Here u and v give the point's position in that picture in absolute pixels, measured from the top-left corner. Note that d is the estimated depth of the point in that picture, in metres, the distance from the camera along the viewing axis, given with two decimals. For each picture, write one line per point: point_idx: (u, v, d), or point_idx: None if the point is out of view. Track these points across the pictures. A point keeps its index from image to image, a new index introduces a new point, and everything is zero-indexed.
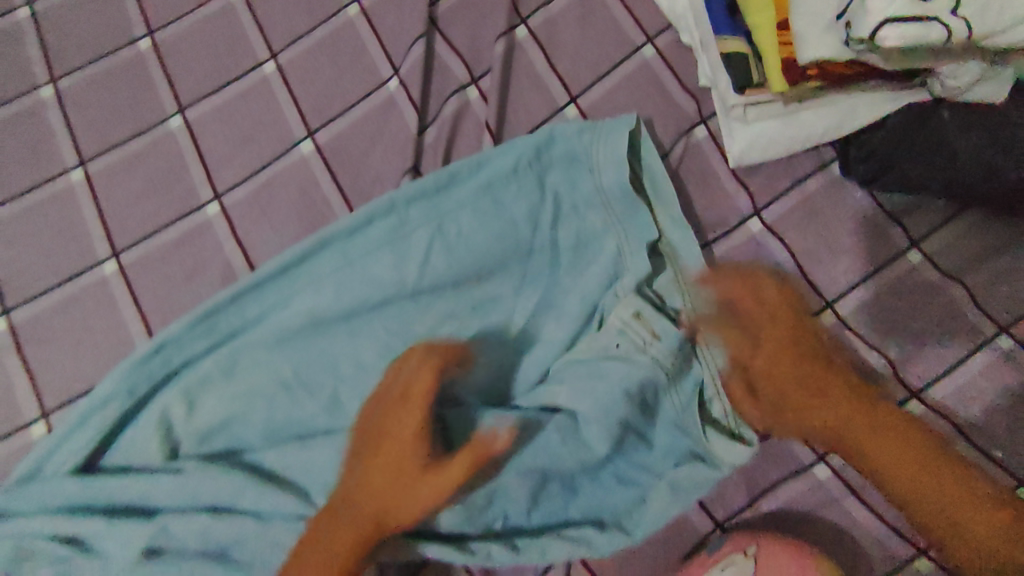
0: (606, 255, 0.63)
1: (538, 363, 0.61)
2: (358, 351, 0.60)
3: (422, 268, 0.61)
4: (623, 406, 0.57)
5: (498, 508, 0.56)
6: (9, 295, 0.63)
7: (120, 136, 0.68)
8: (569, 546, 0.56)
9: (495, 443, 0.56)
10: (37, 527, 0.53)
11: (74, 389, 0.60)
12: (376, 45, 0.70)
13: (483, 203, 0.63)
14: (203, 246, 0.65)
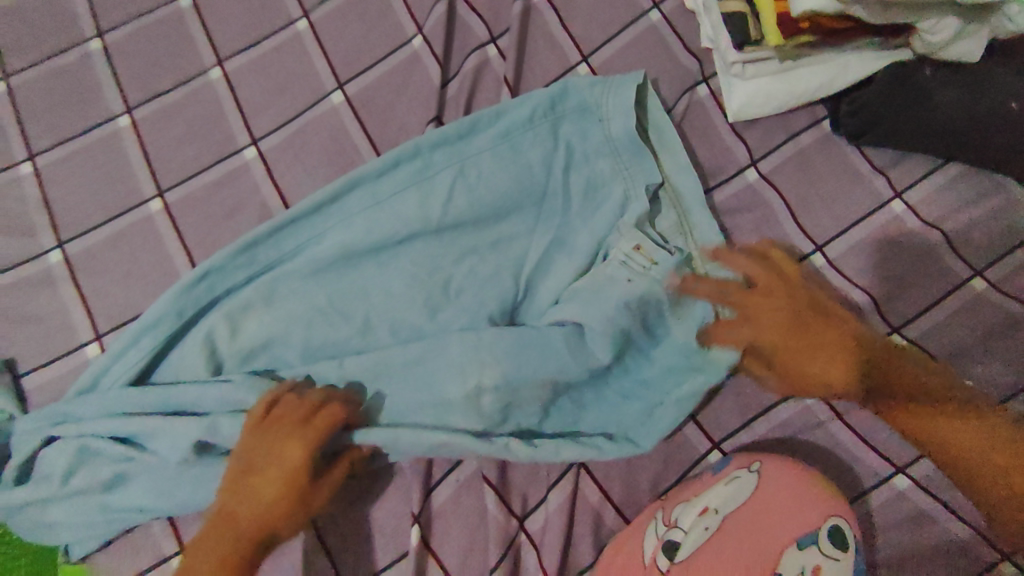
0: (614, 200, 0.68)
1: (552, 290, 0.68)
2: (386, 282, 0.65)
3: (445, 206, 0.66)
4: (623, 317, 0.63)
5: (514, 421, 0.63)
6: (62, 229, 0.69)
7: (163, 86, 0.73)
8: (580, 449, 0.62)
9: (510, 358, 0.62)
10: (100, 429, 0.60)
11: (125, 314, 0.66)
12: (401, 5, 0.76)
13: (502, 149, 0.68)
14: (242, 187, 0.70)
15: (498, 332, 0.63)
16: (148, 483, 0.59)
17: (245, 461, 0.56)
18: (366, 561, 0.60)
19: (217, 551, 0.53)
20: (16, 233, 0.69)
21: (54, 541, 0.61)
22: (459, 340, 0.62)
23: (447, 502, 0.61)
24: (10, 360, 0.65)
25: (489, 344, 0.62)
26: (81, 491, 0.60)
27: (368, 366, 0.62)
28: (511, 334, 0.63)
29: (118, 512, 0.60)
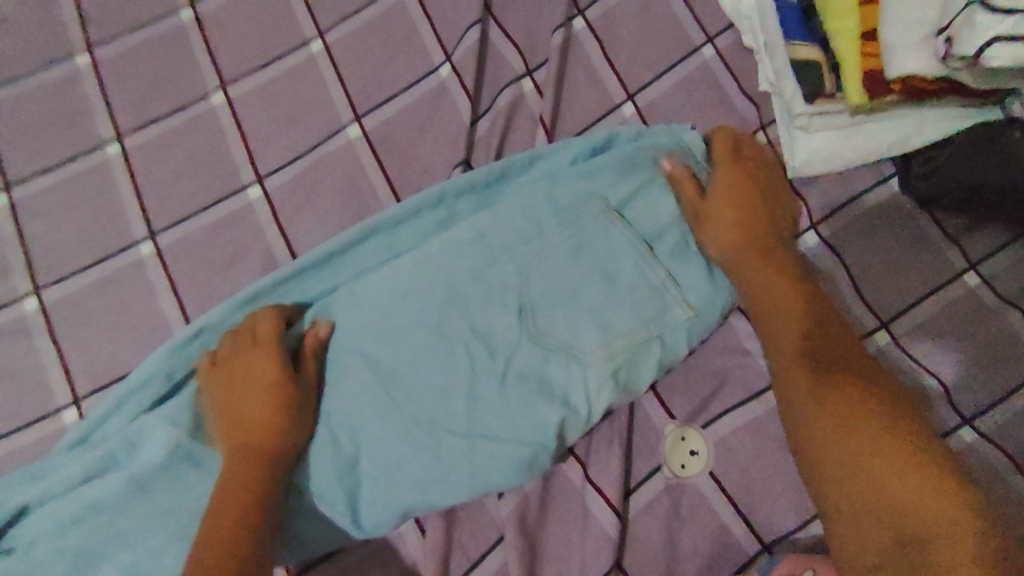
0: (629, 245, 0.58)
1: (566, 313, 0.56)
2: (405, 327, 0.56)
3: (451, 239, 0.58)
4: (593, 204, 0.59)
5: (478, 315, 0.57)
6: (42, 272, 0.61)
7: (160, 111, 0.66)
8: (549, 281, 0.57)
9: (493, 299, 0.57)
10: (65, 505, 0.52)
11: (111, 375, 0.58)
12: (428, 30, 0.68)
13: (523, 189, 0.60)
14: (245, 231, 0.62)
15: (494, 295, 0.57)
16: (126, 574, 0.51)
17: (219, 402, 0.53)
18: None
19: (236, 480, 0.50)
20: None
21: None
22: (464, 323, 0.56)
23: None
24: None
25: (501, 343, 0.56)
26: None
27: (361, 347, 0.56)
28: (517, 334, 0.56)
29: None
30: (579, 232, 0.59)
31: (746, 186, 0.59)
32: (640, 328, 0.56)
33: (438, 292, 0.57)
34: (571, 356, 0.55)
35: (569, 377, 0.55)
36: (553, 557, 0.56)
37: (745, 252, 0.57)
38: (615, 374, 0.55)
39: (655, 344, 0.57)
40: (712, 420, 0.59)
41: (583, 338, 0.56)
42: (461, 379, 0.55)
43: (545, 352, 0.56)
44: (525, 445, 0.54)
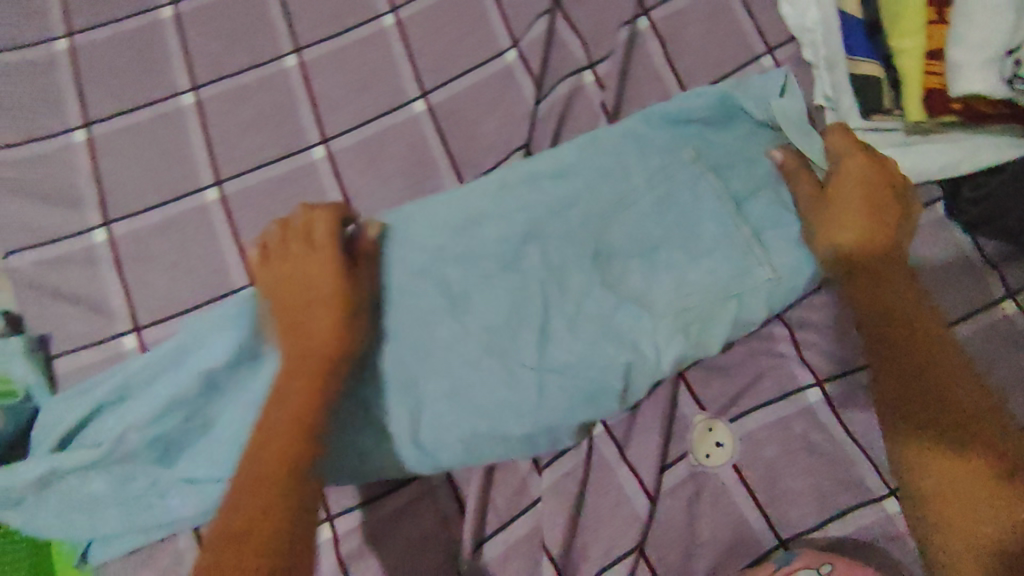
0: (708, 210, 0.62)
1: (642, 268, 0.61)
2: (479, 268, 0.60)
3: (532, 196, 0.61)
4: (678, 168, 0.63)
5: (559, 261, 0.60)
6: (111, 208, 0.64)
7: (235, 67, 0.69)
8: (631, 232, 0.61)
9: (572, 253, 0.61)
10: (137, 420, 0.54)
11: (172, 310, 0.61)
12: (497, 16, 0.71)
13: (594, 157, 0.63)
14: (308, 187, 0.65)
15: (575, 237, 0.61)
16: (204, 465, 0.54)
17: (280, 317, 0.53)
18: None
19: (290, 401, 0.50)
20: (62, 205, 0.64)
21: (73, 531, 0.55)
22: (541, 265, 0.60)
23: (496, 561, 0.57)
24: (44, 337, 0.60)
25: (575, 286, 0.60)
26: (127, 471, 0.54)
27: (438, 283, 0.59)
28: (591, 281, 0.60)
29: (166, 494, 0.55)
30: (661, 193, 0.62)
31: (884, 180, 0.59)
32: (718, 287, 0.60)
33: (518, 241, 0.60)
34: (642, 308, 0.60)
35: (642, 326, 0.59)
36: (581, 528, 0.57)
37: (863, 256, 0.59)
38: (681, 331, 0.59)
39: (732, 301, 0.60)
40: (742, 413, 0.60)
41: (656, 294, 0.60)
42: (538, 315, 0.59)
43: (620, 300, 0.60)
44: (591, 386, 0.58)
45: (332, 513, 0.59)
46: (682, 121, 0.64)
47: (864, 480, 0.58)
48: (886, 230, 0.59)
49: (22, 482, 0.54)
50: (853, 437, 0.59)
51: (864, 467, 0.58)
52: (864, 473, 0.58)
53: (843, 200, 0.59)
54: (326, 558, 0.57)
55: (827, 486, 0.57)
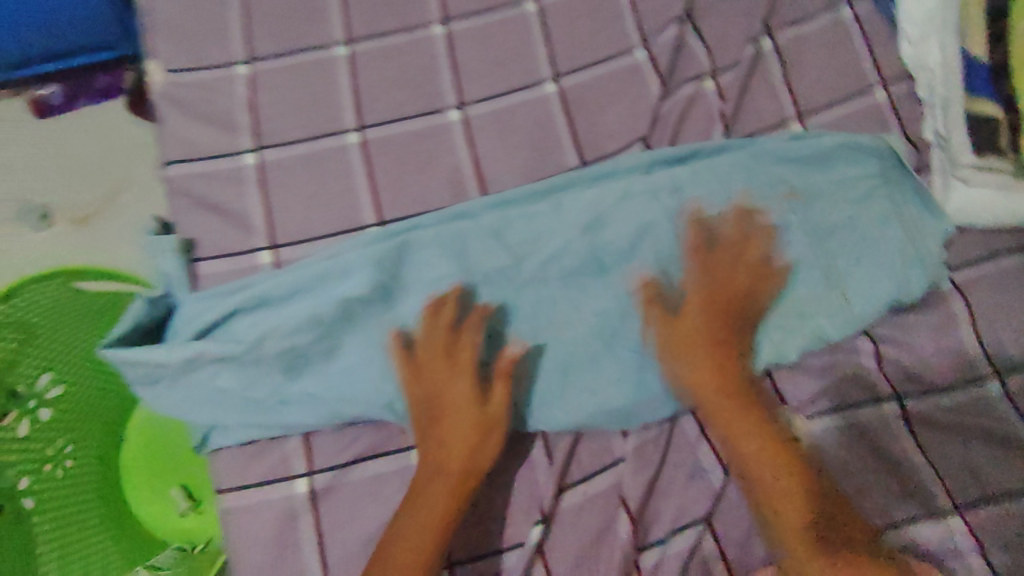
0: (800, 236, 0.66)
1: (736, 276, 0.65)
2: (594, 257, 0.66)
3: (649, 199, 0.67)
4: (778, 191, 0.67)
5: (662, 257, 0.66)
6: (264, 136, 0.70)
7: (387, 29, 0.75)
8: (728, 244, 0.66)
9: (679, 252, 0.66)
10: (275, 332, 0.59)
11: (307, 234, 0.66)
12: (631, 17, 0.76)
13: (704, 171, 0.68)
14: (440, 144, 0.70)
15: (680, 240, 0.66)
16: (328, 385, 0.60)
17: (416, 411, 0.59)
18: (478, 542, 0.59)
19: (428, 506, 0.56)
20: (220, 126, 0.70)
21: (196, 418, 0.60)
22: (652, 260, 0.66)
23: (571, 510, 0.60)
24: (189, 240, 0.67)
25: (678, 282, 0.66)
26: (254, 377, 0.59)
27: (564, 279, 0.65)
28: (692, 279, 0.65)
29: (284, 406, 0.60)
30: (760, 214, 0.67)
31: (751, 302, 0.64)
32: (796, 306, 0.65)
33: (632, 237, 0.66)
34: (735, 311, 0.65)
35: (732, 327, 0.65)
36: (657, 494, 0.61)
37: (721, 387, 0.61)
38: (768, 334, 0.65)
39: (810, 323, 0.65)
40: (815, 414, 0.63)
41: (748, 299, 0.65)
42: (640, 306, 0.65)
43: (714, 301, 0.65)
44: None
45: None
46: (788, 152, 0.68)
47: (930, 496, 0.59)
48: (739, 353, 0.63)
49: (161, 362, 0.59)
50: (926, 455, 0.61)
51: (929, 484, 0.59)
52: (930, 490, 0.59)
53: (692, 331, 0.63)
54: None
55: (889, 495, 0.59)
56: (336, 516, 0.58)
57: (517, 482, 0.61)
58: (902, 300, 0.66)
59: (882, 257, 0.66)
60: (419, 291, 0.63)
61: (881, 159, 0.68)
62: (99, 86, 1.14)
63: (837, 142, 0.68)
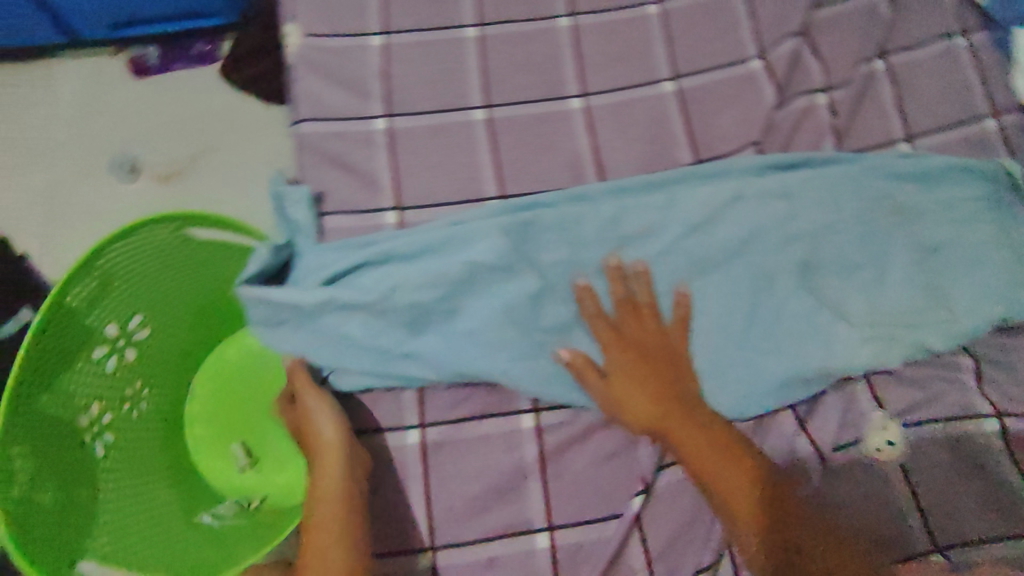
0: (905, 249, 0.65)
1: (840, 284, 0.65)
2: (702, 251, 0.66)
3: (759, 201, 0.67)
4: (885, 203, 0.67)
5: (772, 257, 0.66)
6: (394, 105, 0.72)
7: (515, 16, 0.77)
8: (835, 251, 0.66)
9: (784, 256, 0.66)
10: (399, 288, 0.62)
11: (430, 201, 0.69)
12: (749, 27, 0.77)
13: (817, 179, 0.68)
14: (562, 130, 0.73)
15: (787, 244, 0.66)
16: (448, 343, 0.63)
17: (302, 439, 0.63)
18: (577, 508, 0.61)
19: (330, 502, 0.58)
20: (352, 92, 0.73)
21: (321, 360, 0.63)
22: (758, 259, 0.66)
23: (670, 488, 0.62)
24: (318, 196, 0.69)
25: (781, 284, 0.65)
26: (378, 328, 0.62)
27: (670, 270, 0.66)
28: (798, 283, 0.65)
29: (404, 359, 0.62)
30: (868, 224, 0.66)
31: (639, 323, 0.64)
32: (898, 317, 0.64)
33: (738, 238, 0.66)
34: (838, 316, 0.64)
35: (834, 332, 0.64)
36: None
37: (665, 418, 0.61)
38: (867, 342, 0.64)
39: (913, 336, 0.64)
40: (916, 422, 0.62)
41: (851, 305, 0.65)
42: (745, 303, 0.65)
43: (818, 304, 0.64)
44: (783, 368, 0.64)
45: (534, 407, 0.64)
46: (898, 167, 0.68)
47: None
48: (667, 378, 0.62)
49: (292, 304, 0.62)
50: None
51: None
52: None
53: (618, 369, 0.63)
54: (530, 446, 0.62)
55: (983, 504, 0.58)
56: (443, 470, 0.61)
57: (615, 457, 0.63)
58: (1011, 321, 0.64)
59: (984, 280, 0.65)
60: (535, 265, 0.65)
61: (993, 182, 0.67)
62: (194, 53, 1.21)
63: (951, 162, 0.67)
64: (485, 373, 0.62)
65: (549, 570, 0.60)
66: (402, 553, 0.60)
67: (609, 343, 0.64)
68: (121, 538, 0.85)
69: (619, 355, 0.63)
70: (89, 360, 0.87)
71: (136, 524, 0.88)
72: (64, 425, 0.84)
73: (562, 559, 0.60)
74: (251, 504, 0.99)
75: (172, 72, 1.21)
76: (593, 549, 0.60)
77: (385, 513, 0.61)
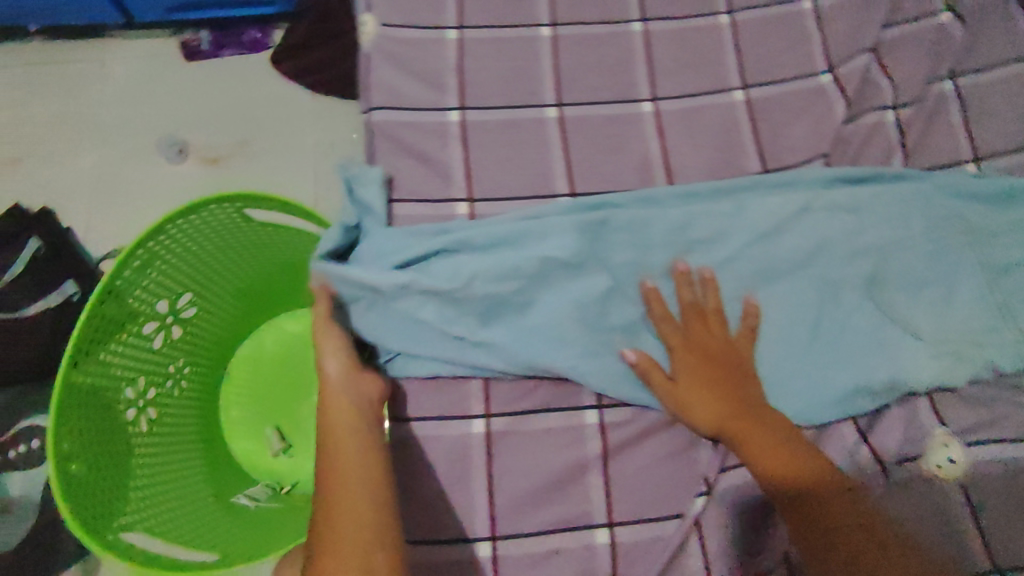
0: (974, 269, 0.65)
1: (908, 299, 0.65)
2: (771, 258, 0.67)
3: (828, 213, 0.68)
4: (956, 221, 0.66)
5: (839, 269, 0.66)
6: (468, 98, 0.73)
7: (589, 18, 0.78)
8: (904, 267, 0.66)
9: (850, 268, 0.66)
10: (472, 275, 0.62)
11: (501, 194, 0.70)
12: (819, 42, 0.78)
13: (885, 195, 0.68)
14: (632, 133, 0.73)
15: (855, 257, 0.66)
16: (516, 336, 0.63)
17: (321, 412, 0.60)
18: (637, 506, 0.62)
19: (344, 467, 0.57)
20: (428, 83, 0.74)
21: (390, 341, 0.64)
22: (824, 271, 0.66)
23: (730, 491, 0.62)
24: (390, 183, 0.70)
25: (847, 297, 0.66)
26: (450, 315, 0.63)
27: (737, 276, 0.67)
28: (866, 296, 0.66)
29: (474, 348, 0.63)
30: (936, 242, 0.66)
31: (706, 329, 0.65)
32: (967, 336, 0.64)
33: (806, 248, 0.67)
34: (907, 331, 0.64)
35: (902, 347, 0.64)
36: None
37: (730, 420, 0.61)
38: (936, 359, 0.63)
39: (982, 357, 0.63)
40: (979, 441, 0.61)
41: (920, 320, 0.65)
42: (811, 315, 0.65)
43: (886, 319, 0.65)
44: (848, 381, 0.64)
45: (597, 403, 0.65)
46: (970, 186, 0.67)
47: None
48: (728, 382, 0.63)
49: (366, 282, 0.62)
50: None
51: None
52: None
53: (686, 370, 0.63)
54: (593, 441, 0.63)
55: None
56: (507, 459, 0.62)
57: (675, 458, 0.63)
58: None
59: None
60: (606, 264, 0.65)
61: None
62: (245, 40, 1.23)
63: None
64: (552, 364, 0.63)
65: (607, 565, 0.61)
66: (463, 540, 0.61)
67: (678, 345, 0.64)
68: (159, 509, 0.85)
69: (687, 359, 0.64)
70: (140, 332, 0.88)
71: (173, 498, 0.88)
72: (110, 394, 0.84)
73: (621, 556, 0.61)
74: (282, 488, 1.01)
75: (223, 57, 1.22)
76: (651, 548, 0.61)
77: (446, 500, 0.61)
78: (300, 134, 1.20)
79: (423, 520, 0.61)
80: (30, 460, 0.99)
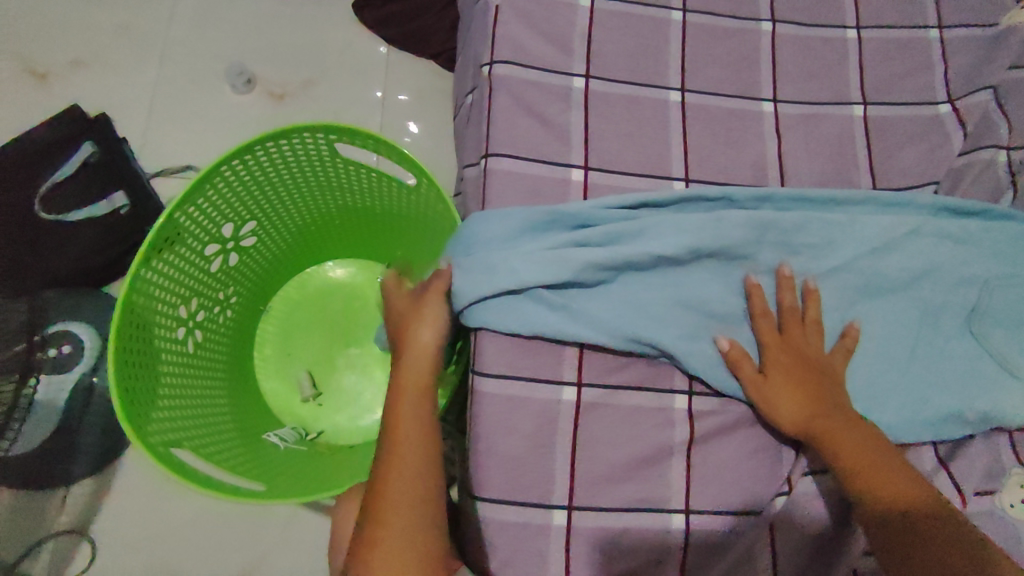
0: None
1: (1007, 336, 0.65)
2: (877, 273, 0.67)
3: (938, 239, 0.68)
4: None
5: (939, 296, 0.68)
6: (592, 68, 0.73)
7: (719, 10, 0.77)
8: (1006, 303, 0.66)
9: (951, 297, 0.67)
10: (587, 258, 0.63)
11: (617, 169, 0.70)
12: (940, 72, 0.77)
13: (997, 230, 0.68)
14: (750, 130, 0.73)
15: (957, 287, 0.67)
16: (624, 310, 0.64)
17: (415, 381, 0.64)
18: (716, 496, 0.63)
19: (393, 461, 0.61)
20: (555, 45, 0.73)
21: (502, 315, 0.63)
22: (926, 295, 0.68)
23: (807, 495, 0.63)
24: (506, 138, 0.69)
25: (946, 325, 0.67)
26: (564, 286, 0.64)
27: (838, 287, 0.68)
28: (962, 326, 0.67)
29: (580, 314, 0.63)
30: None
31: (800, 335, 0.65)
32: None
33: (913, 271, 0.67)
34: (1004, 368, 0.65)
35: (997, 382, 0.65)
36: None
37: (816, 420, 0.60)
38: None
39: None
40: None
41: (1017, 357, 0.65)
42: (909, 336, 0.67)
43: (982, 351, 0.66)
44: (940, 405, 0.65)
45: (688, 388, 0.66)
46: None
47: None
48: (817, 388, 0.62)
49: (488, 280, 0.62)
50: None
51: None
52: None
53: (775, 367, 0.63)
54: (682, 425, 0.64)
55: None
56: (596, 429, 0.63)
57: (757, 455, 0.64)
58: None
59: None
60: (716, 255, 0.66)
61: None
62: None
63: None
64: (653, 350, 0.64)
65: (680, 550, 0.62)
66: (544, 503, 0.61)
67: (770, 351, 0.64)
68: (189, 434, 0.80)
69: (778, 361, 0.63)
70: (201, 250, 0.84)
71: (200, 427, 0.82)
72: (159, 307, 0.80)
73: (695, 541, 0.62)
74: (308, 434, 0.96)
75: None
76: (726, 536, 0.62)
77: (532, 461, 0.62)
78: (373, 80, 1.16)
79: (506, 477, 0.61)
80: (58, 366, 0.92)
